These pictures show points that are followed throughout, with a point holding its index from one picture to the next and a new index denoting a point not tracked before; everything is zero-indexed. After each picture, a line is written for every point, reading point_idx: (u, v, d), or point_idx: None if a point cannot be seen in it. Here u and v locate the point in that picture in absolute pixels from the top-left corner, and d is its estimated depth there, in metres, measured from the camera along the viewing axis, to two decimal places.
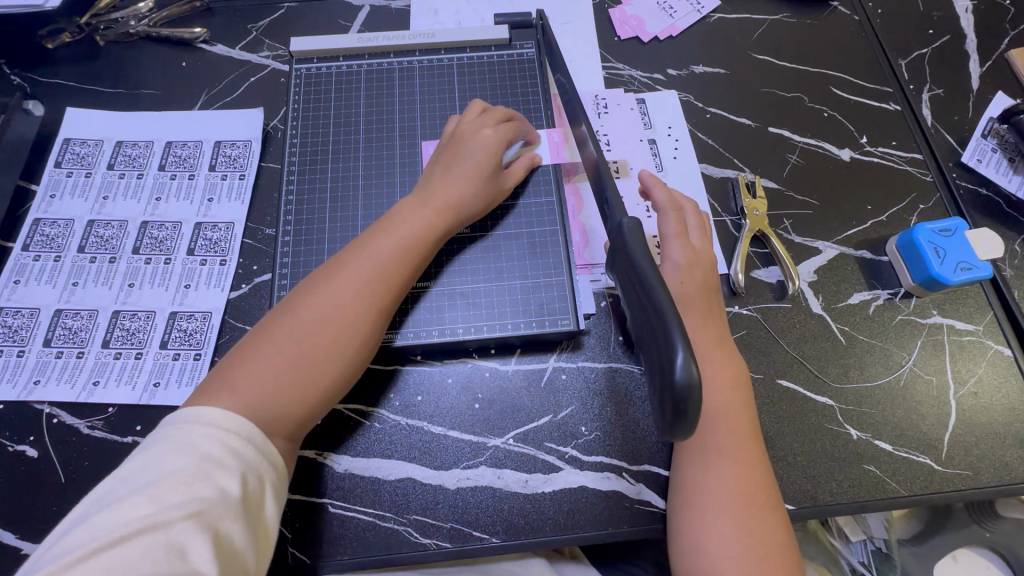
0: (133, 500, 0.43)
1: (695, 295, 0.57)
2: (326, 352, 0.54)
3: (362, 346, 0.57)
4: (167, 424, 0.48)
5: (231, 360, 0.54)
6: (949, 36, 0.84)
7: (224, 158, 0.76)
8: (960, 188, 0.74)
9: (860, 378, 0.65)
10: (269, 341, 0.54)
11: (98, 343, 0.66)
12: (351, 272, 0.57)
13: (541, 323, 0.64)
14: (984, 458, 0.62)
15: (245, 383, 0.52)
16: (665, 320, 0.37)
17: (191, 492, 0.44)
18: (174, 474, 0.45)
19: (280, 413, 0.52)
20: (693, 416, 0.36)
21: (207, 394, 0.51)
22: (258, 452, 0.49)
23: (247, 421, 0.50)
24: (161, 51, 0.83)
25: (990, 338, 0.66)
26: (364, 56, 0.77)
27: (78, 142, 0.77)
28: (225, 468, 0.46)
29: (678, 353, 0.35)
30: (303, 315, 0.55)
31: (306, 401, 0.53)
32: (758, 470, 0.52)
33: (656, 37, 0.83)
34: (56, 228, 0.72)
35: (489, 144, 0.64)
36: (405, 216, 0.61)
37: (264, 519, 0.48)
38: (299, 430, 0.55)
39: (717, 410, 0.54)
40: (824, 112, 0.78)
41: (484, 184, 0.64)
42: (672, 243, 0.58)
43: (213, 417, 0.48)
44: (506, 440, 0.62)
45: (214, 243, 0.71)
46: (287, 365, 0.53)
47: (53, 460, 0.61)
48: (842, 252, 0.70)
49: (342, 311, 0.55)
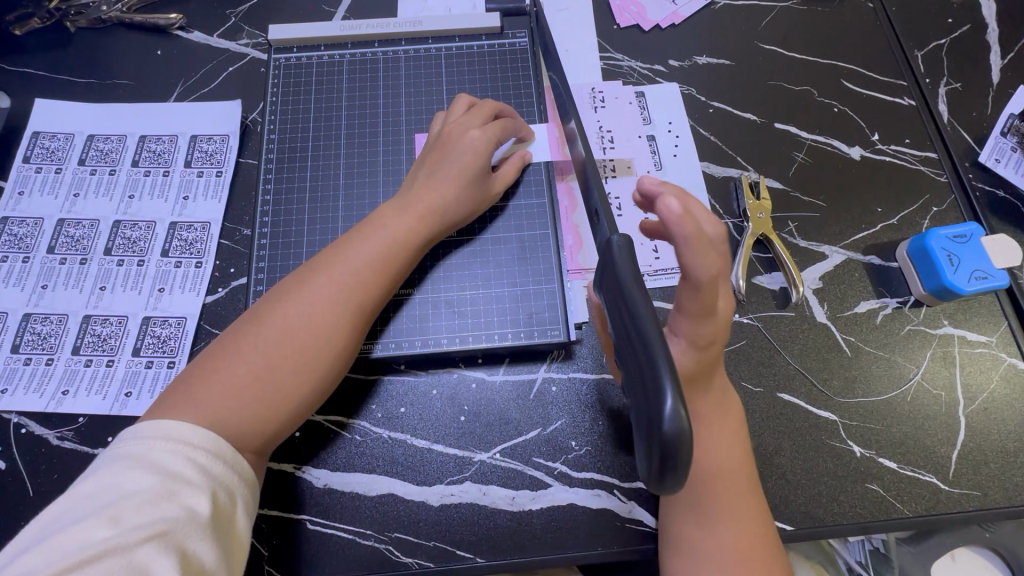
0: (92, 520, 0.40)
1: (702, 370, 0.48)
2: (300, 363, 0.52)
3: (336, 358, 0.54)
4: (130, 438, 0.45)
5: (197, 369, 0.51)
6: (969, 27, 0.79)
7: (201, 153, 0.72)
8: (976, 190, 0.70)
9: (865, 391, 0.61)
10: (238, 350, 0.51)
11: (68, 350, 0.63)
12: (326, 278, 0.54)
13: (530, 333, 0.61)
14: (992, 477, 0.59)
15: (213, 395, 0.49)
16: (656, 365, 0.33)
17: (155, 511, 0.41)
18: (137, 492, 0.42)
19: (250, 427, 0.49)
20: (682, 465, 0.33)
21: (171, 405, 0.48)
22: (227, 468, 0.47)
23: (213, 434, 0.47)
24: (135, 38, 0.79)
25: (1003, 351, 0.63)
26: (347, 45, 0.73)
27: (48, 136, 0.73)
28: (193, 485, 0.43)
29: (668, 398, 0.32)
30: (275, 324, 0.52)
31: (279, 414, 0.51)
32: (757, 522, 0.50)
33: (657, 26, 0.78)
34: (25, 227, 0.68)
35: (476, 146, 0.60)
36: (386, 218, 0.57)
37: (236, 535, 0.45)
38: (272, 443, 0.52)
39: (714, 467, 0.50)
40: (834, 107, 0.74)
41: (470, 190, 0.60)
42: (694, 324, 0.44)
43: (178, 432, 0.46)
44: (493, 454, 0.59)
45: (190, 244, 0.68)
46: (255, 376, 0.50)
47: (21, 472, 0.59)
48: (849, 258, 0.67)
49: (315, 320, 0.52)
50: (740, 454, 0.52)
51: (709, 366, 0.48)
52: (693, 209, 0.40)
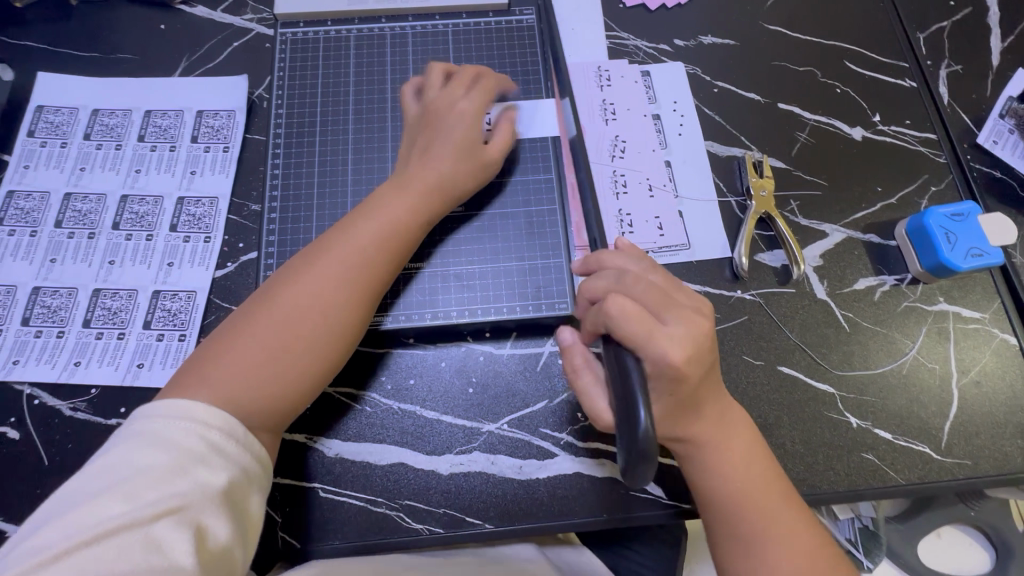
0: (107, 496, 0.41)
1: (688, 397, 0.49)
2: (311, 342, 0.53)
3: (344, 337, 0.55)
4: (145, 416, 0.46)
5: (206, 351, 0.51)
6: (971, 9, 0.80)
7: (207, 129, 0.72)
8: (973, 170, 0.72)
9: (862, 365, 0.63)
10: (247, 330, 0.52)
11: (79, 323, 0.64)
12: (331, 259, 0.55)
13: (537, 307, 0.62)
14: (983, 448, 0.61)
15: (224, 376, 0.50)
16: (631, 388, 0.42)
17: (170, 488, 0.42)
18: (152, 469, 0.43)
19: (264, 405, 0.51)
20: (653, 462, 0.41)
21: (183, 387, 0.49)
22: (241, 448, 0.48)
23: (228, 414, 0.48)
24: (139, 12, 0.78)
25: (996, 327, 0.65)
26: (354, 21, 0.73)
27: (52, 110, 0.72)
28: (208, 463, 0.45)
29: (641, 411, 0.40)
30: (284, 303, 0.53)
31: (292, 391, 0.52)
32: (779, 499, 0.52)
33: (663, 5, 0.78)
34: (32, 201, 0.68)
35: (463, 116, 0.61)
36: (387, 198, 0.58)
37: (248, 513, 0.47)
38: (284, 421, 0.53)
39: (732, 479, 0.52)
40: (837, 88, 0.75)
41: (464, 158, 0.61)
42: (656, 342, 0.46)
43: (190, 411, 0.47)
44: (500, 425, 0.61)
45: (198, 219, 0.68)
46: (266, 357, 0.51)
47: (35, 442, 0.59)
48: (849, 236, 0.68)
49: (323, 299, 0.53)
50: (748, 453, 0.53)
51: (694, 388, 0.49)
52: (604, 257, 0.54)
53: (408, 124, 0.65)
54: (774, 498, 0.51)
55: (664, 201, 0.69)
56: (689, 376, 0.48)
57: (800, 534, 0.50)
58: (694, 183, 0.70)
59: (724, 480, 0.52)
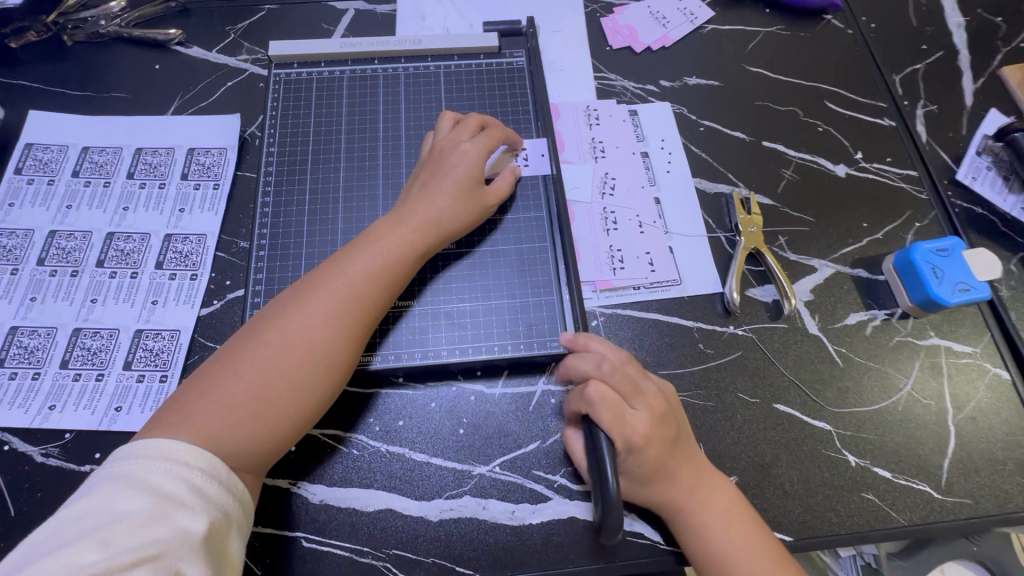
0: (80, 544, 0.40)
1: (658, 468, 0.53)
2: (297, 380, 0.52)
3: (332, 374, 0.53)
4: (124, 457, 0.45)
5: (190, 389, 0.51)
6: (942, 53, 0.83)
7: (198, 166, 0.72)
8: (956, 206, 0.73)
9: (858, 402, 0.62)
10: (232, 369, 0.51)
11: (56, 363, 0.62)
12: (322, 294, 0.54)
13: (529, 344, 0.61)
14: (984, 486, 0.60)
15: (208, 415, 0.49)
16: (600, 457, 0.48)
17: (149, 534, 0.41)
18: (130, 514, 0.42)
19: (248, 445, 0.50)
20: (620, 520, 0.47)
21: (166, 426, 0.48)
22: (223, 490, 0.47)
23: (212, 455, 0.47)
24: (134, 53, 0.79)
25: (988, 361, 0.65)
26: (347, 62, 0.74)
27: (41, 147, 0.72)
28: (188, 507, 0.44)
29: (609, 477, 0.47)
30: (270, 340, 0.52)
31: (277, 431, 0.51)
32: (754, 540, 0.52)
33: (649, 48, 0.81)
34: (14, 239, 0.67)
35: (466, 158, 0.62)
36: (382, 232, 0.58)
37: (229, 559, 0.45)
38: (266, 462, 0.52)
39: (702, 520, 0.53)
40: (819, 127, 0.77)
41: (465, 200, 0.61)
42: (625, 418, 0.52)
43: (172, 452, 0.46)
44: (492, 467, 0.59)
45: (185, 256, 0.67)
46: (251, 396, 0.50)
47: (2, 492, 0.56)
48: (838, 270, 0.69)
49: (311, 336, 0.53)
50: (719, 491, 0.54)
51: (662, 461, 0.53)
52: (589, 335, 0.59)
53: (417, 162, 0.66)
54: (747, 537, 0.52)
55: (654, 236, 0.69)
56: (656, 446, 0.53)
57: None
58: (683, 219, 0.70)
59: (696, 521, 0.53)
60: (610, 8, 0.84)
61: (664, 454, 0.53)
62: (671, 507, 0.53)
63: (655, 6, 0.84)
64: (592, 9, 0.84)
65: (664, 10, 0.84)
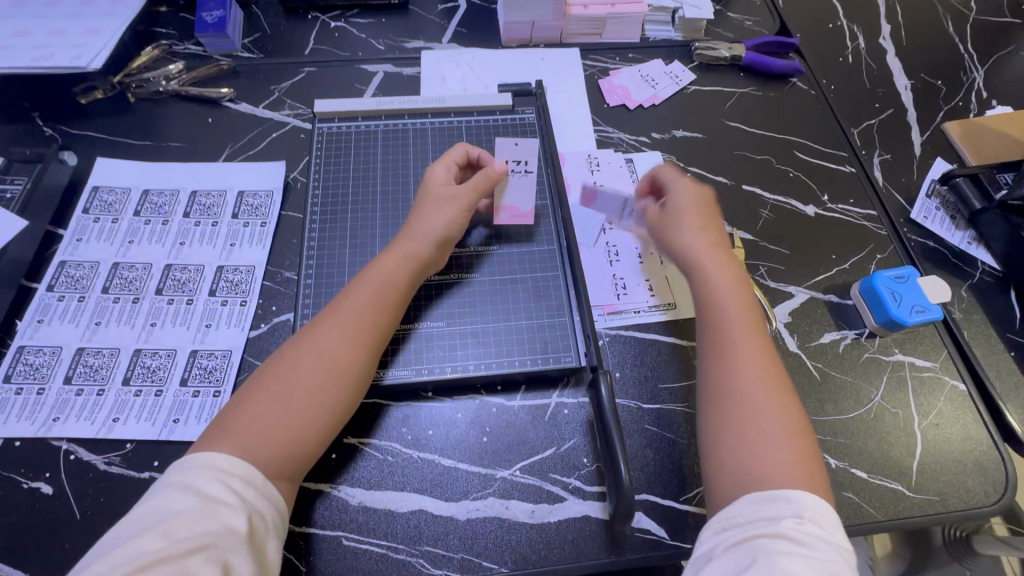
0: (145, 535, 0.46)
1: (700, 208, 0.72)
2: (314, 387, 0.59)
3: (346, 383, 0.60)
4: (176, 468, 0.52)
5: (228, 410, 0.58)
6: (893, 110, 0.96)
7: (247, 206, 0.81)
8: (911, 240, 0.84)
9: (835, 411, 0.71)
10: (262, 387, 0.58)
11: (119, 380, 0.68)
12: (335, 315, 0.63)
13: (545, 360, 0.70)
14: (949, 485, 0.67)
15: (245, 429, 0.55)
16: (614, 457, 0.59)
17: (199, 527, 0.47)
18: (183, 511, 0.48)
19: (277, 454, 0.56)
20: (630, 513, 0.57)
21: (210, 441, 0.55)
22: (260, 495, 0.53)
23: (248, 464, 0.53)
24: (189, 108, 0.90)
25: (946, 374, 0.74)
26: (381, 117, 0.86)
27: (106, 190, 0.81)
28: (232, 507, 0.50)
29: (622, 476, 0.57)
30: (293, 358, 0.60)
31: (302, 435, 0.57)
32: (753, 313, 0.64)
33: (641, 105, 0.93)
34: (82, 270, 0.75)
35: (431, 179, 0.73)
36: (380, 259, 0.67)
37: (267, 556, 0.51)
38: (299, 469, 0.58)
39: (717, 275, 0.66)
40: (790, 172, 0.89)
41: (433, 208, 0.70)
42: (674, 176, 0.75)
43: (216, 462, 0.52)
44: (513, 471, 0.65)
45: (236, 285, 0.75)
46: (276, 406, 0.57)
47: (69, 497, 0.62)
48: (812, 296, 0.78)
49: (325, 348, 0.60)
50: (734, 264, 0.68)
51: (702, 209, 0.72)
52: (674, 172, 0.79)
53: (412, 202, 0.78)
54: (746, 301, 0.65)
55: (651, 266, 0.79)
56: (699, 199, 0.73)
57: (760, 334, 0.63)
58: None
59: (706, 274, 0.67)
60: (606, 72, 0.97)
61: (705, 231, 0.70)
62: (698, 262, 0.67)
63: (646, 69, 0.97)
64: (591, 73, 0.97)
65: (653, 73, 0.96)
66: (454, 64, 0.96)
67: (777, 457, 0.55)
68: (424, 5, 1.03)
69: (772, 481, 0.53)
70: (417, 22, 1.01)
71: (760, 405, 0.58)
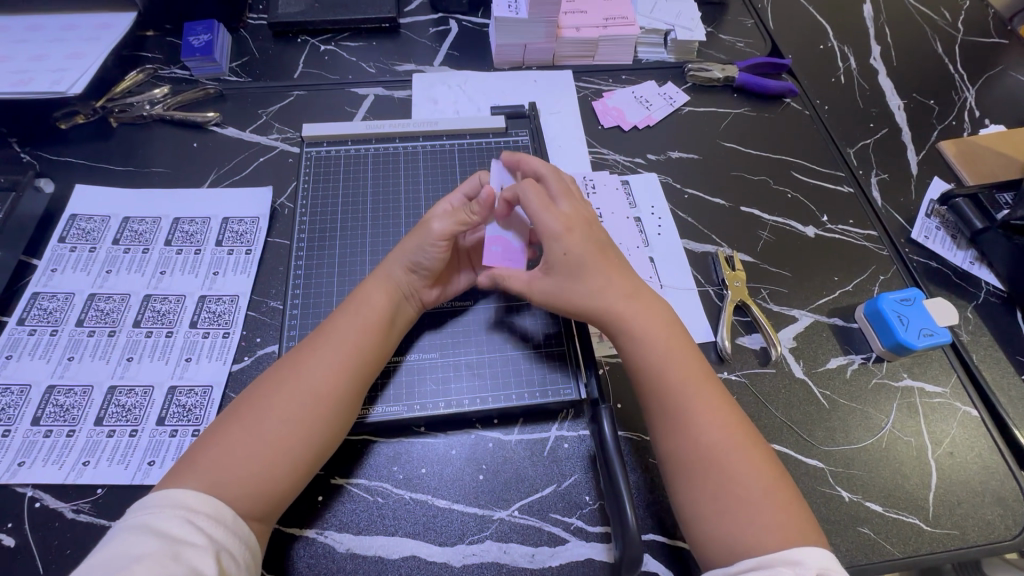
0: None
1: (584, 252, 0.62)
2: (293, 419, 0.55)
3: (330, 414, 0.57)
4: (139, 510, 0.48)
5: (198, 445, 0.54)
6: (888, 130, 0.96)
7: (232, 233, 0.78)
8: (914, 261, 0.82)
9: (846, 440, 0.68)
10: (240, 419, 0.55)
11: (91, 420, 0.64)
12: (323, 343, 0.60)
13: (543, 393, 0.67)
14: (967, 518, 0.64)
15: (213, 464, 0.52)
16: (619, 495, 0.55)
17: (162, 570, 0.43)
18: (145, 555, 0.44)
19: (246, 489, 0.52)
20: (637, 556, 0.53)
21: (177, 477, 0.51)
22: (231, 534, 0.49)
23: (218, 500, 0.50)
24: (174, 133, 0.87)
25: (957, 400, 0.71)
26: (371, 141, 0.84)
27: (84, 218, 0.78)
28: (199, 548, 0.46)
29: (628, 515, 0.53)
30: (272, 391, 0.57)
31: (277, 472, 0.53)
32: (699, 370, 0.59)
33: (635, 126, 0.92)
34: (55, 302, 0.72)
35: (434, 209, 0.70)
36: (369, 285, 0.65)
37: None
38: (274, 509, 0.54)
39: (654, 335, 0.60)
40: (788, 194, 0.87)
41: (417, 239, 0.66)
42: (545, 212, 0.63)
43: (183, 500, 0.48)
44: (511, 512, 0.62)
45: (218, 316, 0.72)
46: (249, 440, 0.53)
47: (32, 549, 0.57)
48: (816, 319, 0.76)
49: (308, 379, 0.57)
50: (667, 318, 0.62)
51: (580, 251, 0.62)
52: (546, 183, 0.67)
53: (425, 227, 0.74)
54: (687, 358, 0.60)
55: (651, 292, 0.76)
56: (576, 238, 0.63)
57: (709, 392, 0.58)
58: (676, 275, 0.78)
59: (641, 332, 0.60)
60: (600, 94, 0.96)
61: (624, 281, 0.63)
62: (616, 312, 0.61)
63: (640, 91, 0.96)
64: (584, 94, 0.96)
65: (647, 95, 0.95)
66: (446, 87, 0.95)
67: (764, 525, 0.50)
68: (415, 29, 1.03)
69: (762, 539, 0.50)
70: (408, 45, 1.01)
71: (731, 471, 0.53)
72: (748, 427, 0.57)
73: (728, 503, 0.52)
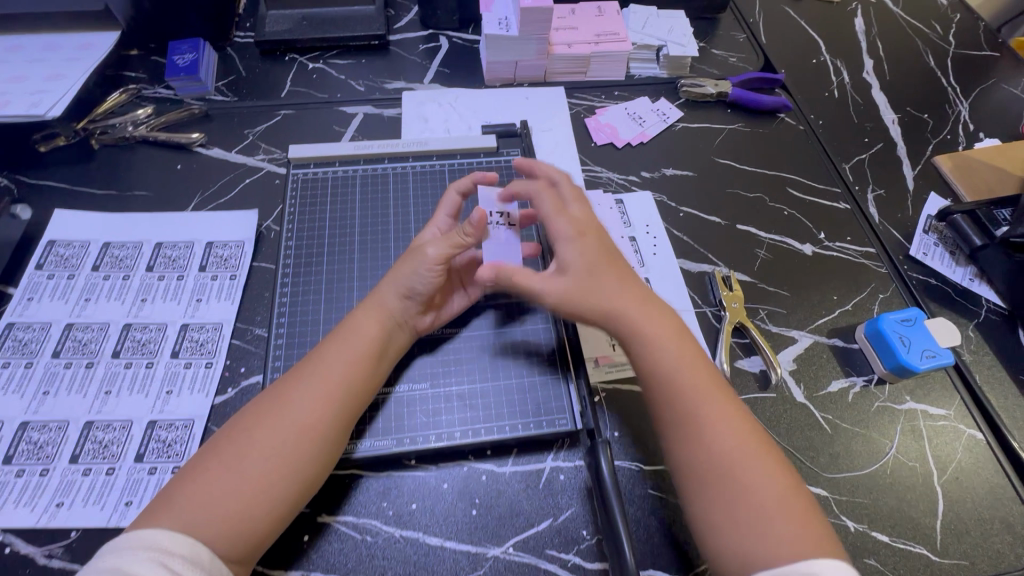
0: None
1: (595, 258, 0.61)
2: (278, 454, 0.53)
3: (316, 448, 0.55)
4: (111, 550, 0.45)
5: (177, 482, 0.51)
6: (883, 144, 0.95)
7: (216, 259, 0.76)
8: (913, 278, 0.81)
9: (849, 466, 0.66)
10: (220, 455, 0.52)
11: (66, 458, 0.62)
12: (310, 372, 0.58)
13: (538, 423, 0.65)
14: (976, 547, 0.62)
15: (190, 503, 0.49)
16: (616, 533, 0.53)
17: None
18: None
19: (224, 530, 0.49)
20: None
21: (153, 516, 0.49)
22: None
23: (195, 540, 0.47)
24: (157, 155, 0.85)
25: (962, 423, 0.70)
26: (359, 162, 0.82)
27: (63, 244, 0.76)
28: None
29: (625, 552, 0.51)
30: (257, 422, 0.54)
31: (261, 510, 0.51)
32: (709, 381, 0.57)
33: (629, 143, 0.91)
34: (31, 332, 0.69)
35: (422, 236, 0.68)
36: (358, 312, 0.63)
37: None
38: (257, 549, 0.51)
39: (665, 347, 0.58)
40: (784, 211, 0.86)
41: (411, 263, 0.64)
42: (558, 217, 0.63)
43: (158, 542, 0.46)
44: (505, 549, 0.59)
45: (201, 344, 0.69)
46: (233, 475, 0.51)
47: None
48: (816, 340, 0.75)
49: (296, 410, 0.55)
50: (677, 329, 0.60)
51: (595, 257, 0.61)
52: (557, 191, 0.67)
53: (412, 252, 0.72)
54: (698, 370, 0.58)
55: None
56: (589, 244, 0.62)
57: (721, 403, 0.56)
58: (672, 296, 0.76)
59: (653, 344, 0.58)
60: (592, 110, 0.95)
61: (632, 291, 0.61)
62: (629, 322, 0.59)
63: (633, 107, 0.95)
64: (577, 111, 0.95)
65: (640, 111, 0.94)
66: (436, 105, 0.93)
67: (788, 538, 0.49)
68: (405, 46, 1.01)
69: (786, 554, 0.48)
70: (397, 62, 0.99)
71: (750, 485, 0.51)
72: (763, 439, 0.55)
73: (750, 516, 0.50)
